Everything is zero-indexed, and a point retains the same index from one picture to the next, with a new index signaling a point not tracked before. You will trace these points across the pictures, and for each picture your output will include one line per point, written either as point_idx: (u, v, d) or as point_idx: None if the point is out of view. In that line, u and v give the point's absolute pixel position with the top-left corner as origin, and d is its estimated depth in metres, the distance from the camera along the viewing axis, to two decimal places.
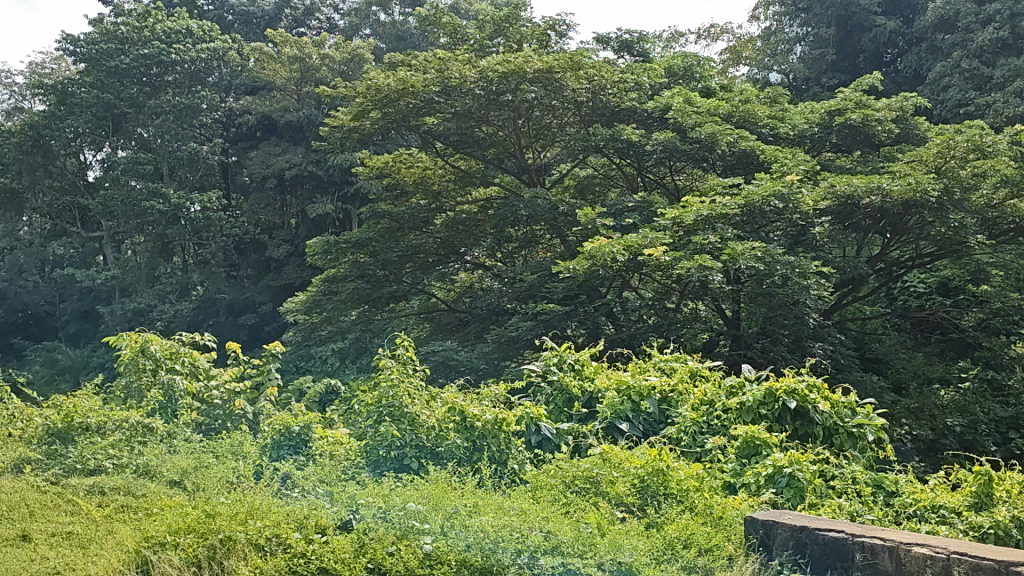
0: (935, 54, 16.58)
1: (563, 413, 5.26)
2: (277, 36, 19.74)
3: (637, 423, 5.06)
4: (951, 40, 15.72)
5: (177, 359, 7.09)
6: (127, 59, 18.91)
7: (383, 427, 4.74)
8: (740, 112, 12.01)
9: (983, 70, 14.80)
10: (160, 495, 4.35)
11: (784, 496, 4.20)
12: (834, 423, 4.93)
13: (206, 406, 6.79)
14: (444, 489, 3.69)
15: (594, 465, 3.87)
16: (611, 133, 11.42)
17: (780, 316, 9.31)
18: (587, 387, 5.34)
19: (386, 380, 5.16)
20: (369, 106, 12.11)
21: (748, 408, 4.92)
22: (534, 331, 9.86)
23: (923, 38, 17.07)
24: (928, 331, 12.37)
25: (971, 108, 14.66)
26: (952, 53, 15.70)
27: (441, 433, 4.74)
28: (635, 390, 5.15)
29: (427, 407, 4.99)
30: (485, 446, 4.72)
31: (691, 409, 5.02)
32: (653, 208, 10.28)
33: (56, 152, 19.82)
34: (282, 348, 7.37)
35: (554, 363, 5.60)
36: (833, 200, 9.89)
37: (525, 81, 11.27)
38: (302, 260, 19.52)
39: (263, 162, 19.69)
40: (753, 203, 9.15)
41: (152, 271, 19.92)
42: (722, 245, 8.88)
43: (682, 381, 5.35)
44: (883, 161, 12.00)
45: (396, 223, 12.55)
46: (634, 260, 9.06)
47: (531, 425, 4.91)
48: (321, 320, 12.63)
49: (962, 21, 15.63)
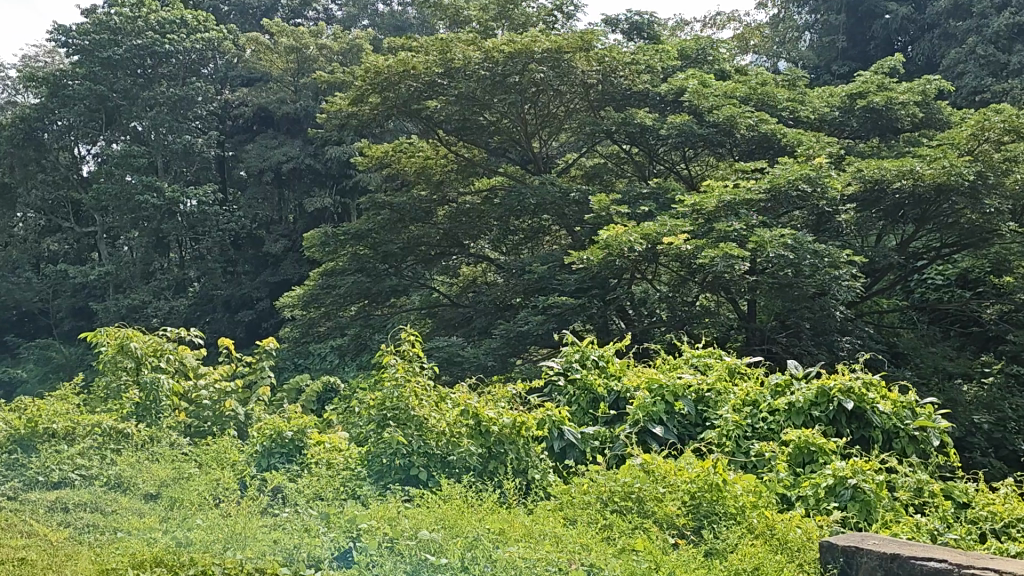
0: (948, 41, 16.02)
1: (588, 416, 4.71)
2: (273, 27, 19.35)
3: (672, 426, 4.49)
4: (966, 26, 15.18)
5: (161, 356, 6.55)
6: (121, 50, 18.28)
7: (387, 432, 4.18)
8: (758, 95, 11.47)
9: (999, 55, 14.23)
10: (132, 514, 3.79)
11: (849, 512, 3.66)
12: (895, 425, 4.37)
13: (194, 407, 6.27)
14: (462, 510, 3.14)
15: (636, 479, 3.30)
16: (622, 117, 10.86)
17: (804, 310, 8.73)
18: (614, 386, 4.77)
19: (391, 379, 4.58)
20: (368, 90, 11.51)
21: (798, 410, 4.36)
22: (546, 325, 9.29)
23: (936, 24, 16.52)
24: (949, 324, 11.80)
25: (988, 95, 14.02)
26: (967, 39, 15.14)
27: (453, 440, 4.19)
28: (668, 389, 4.58)
29: (436, 409, 4.43)
30: (503, 453, 4.18)
31: (733, 411, 4.45)
32: (669, 194, 9.72)
33: (49, 146, 19.31)
34: (276, 344, 6.79)
35: (576, 359, 5.01)
36: (860, 184, 9.41)
37: (533, 61, 10.71)
38: (300, 255, 18.91)
39: (260, 155, 19.19)
40: (778, 187, 8.58)
41: (148, 267, 19.31)
42: (747, 233, 8.32)
43: (721, 378, 4.78)
44: (906, 146, 11.46)
45: (397, 215, 11.94)
46: (652, 250, 8.48)
47: (553, 431, 4.35)
48: (319, 316, 11.98)
49: (978, 6, 15.09)
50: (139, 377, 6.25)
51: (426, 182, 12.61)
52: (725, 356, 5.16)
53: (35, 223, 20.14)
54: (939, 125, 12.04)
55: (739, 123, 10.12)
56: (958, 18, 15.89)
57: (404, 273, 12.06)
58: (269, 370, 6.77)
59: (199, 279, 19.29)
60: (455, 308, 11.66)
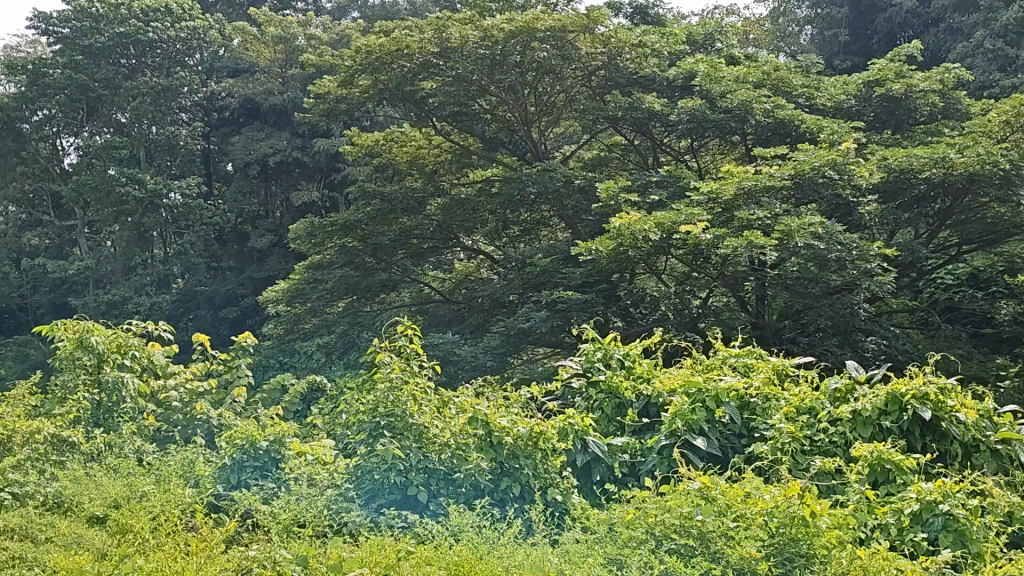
0: (954, 35, 15.47)
1: (614, 424, 4.06)
2: (260, 16, 18.65)
3: (714, 438, 3.83)
4: (973, 20, 14.55)
5: (125, 354, 5.84)
6: (102, 38, 17.60)
7: (381, 445, 3.49)
8: (772, 80, 10.76)
9: (1008, 49, 13.63)
10: (67, 548, 3.14)
11: (942, 547, 3.03)
12: (975, 438, 3.73)
13: (163, 410, 5.60)
14: (475, 562, 2.50)
15: (698, 509, 2.65)
16: (629, 102, 10.19)
17: (827, 306, 8.05)
18: (642, 390, 4.13)
19: (386, 380, 3.88)
20: (358, 71, 10.75)
21: (865, 420, 3.70)
22: (550, 322, 8.58)
23: (941, 19, 15.98)
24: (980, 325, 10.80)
25: (996, 90, 13.47)
26: (975, 32, 14.53)
27: (459, 454, 3.54)
28: (710, 394, 3.92)
29: (439, 416, 3.77)
30: (516, 471, 3.53)
31: (787, 420, 3.80)
32: (682, 183, 9.06)
33: (28, 137, 18.34)
34: (255, 340, 6.05)
35: (597, 359, 4.33)
36: (885, 174, 8.79)
37: (535, 39, 10.09)
38: (287, 251, 18.15)
39: (246, 148, 18.49)
40: (802, 174, 7.94)
41: (129, 261, 18.58)
42: (771, 222, 7.68)
43: (769, 380, 4.11)
44: (926, 137, 10.84)
45: (389, 205, 11.23)
46: (668, 241, 7.82)
47: (578, 443, 3.70)
48: (305, 312, 11.31)
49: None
50: (100, 376, 5.55)
51: (419, 172, 11.89)
52: (766, 357, 4.50)
53: (15, 217, 19.39)
54: (959, 117, 11.43)
55: (755, 107, 9.45)
56: (965, 12, 15.36)
57: (394, 268, 11.47)
58: (247, 368, 6.06)
59: (183, 275, 18.54)
60: (448, 305, 10.94)
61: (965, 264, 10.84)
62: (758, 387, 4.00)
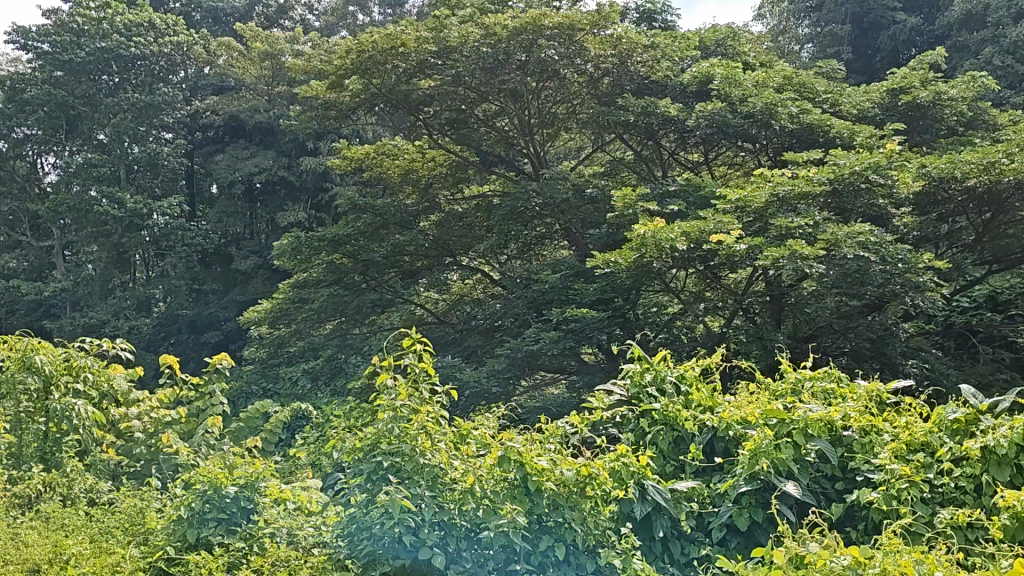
0: (960, 53, 14.80)
1: (672, 465, 3.29)
2: (246, 31, 17.90)
3: (806, 482, 3.03)
4: (980, 37, 13.81)
5: (77, 376, 4.94)
6: (82, 53, 16.56)
7: (384, 494, 2.65)
8: (793, 84, 10.03)
9: (1019, 65, 12.88)
10: None
11: None
12: None
13: (123, 443, 4.89)
14: None
15: None
16: (643, 106, 9.39)
17: (868, 327, 7.26)
18: (707, 420, 3.32)
19: (387, 409, 3.02)
20: (348, 72, 9.94)
21: (1005, 461, 2.85)
22: (562, 343, 7.76)
23: (948, 37, 15.30)
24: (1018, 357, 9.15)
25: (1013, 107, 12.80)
26: (982, 50, 13.84)
27: (487, 505, 2.73)
28: (797, 427, 3.11)
29: (460, 458, 2.94)
30: (559, 527, 2.74)
31: (897, 461, 2.99)
32: (701, 193, 8.28)
33: (6, 155, 17.62)
34: (231, 362, 4.98)
35: (648, 381, 3.46)
36: (925, 182, 8.00)
37: (542, 36, 9.33)
38: (272, 272, 17.30)
39: (230, 166, 17.59)
40: (844, 178, 7.11)
41: (107, 283, 17.31)
42: (813, 231, 6.88)
43: (866, 408, 3.30)
44: (956, 148, 10.07)
45: (380, 219, 10.42)
46: (696, 252, 7.03)
47: (636, 489, 2.89)
48: (289, 334, 10.66)
49: (993, 16, 13.79)
50: (46, 403, 4.67)
51: (412, 187, 11.03)
52: (848, 380, 3.69)
53: None
54: (986, 128, 10.66)
55: (780, 111, 8.67)
56: (972, 29, 14.64)
57: (386, 288, 10.62)
58: (223, 396, 5.03)
59: (165, 298, 17.57)
60: (445, 328, 10.11)
61: (983, 285, 9.30)
62: (854, 418, 3.19)
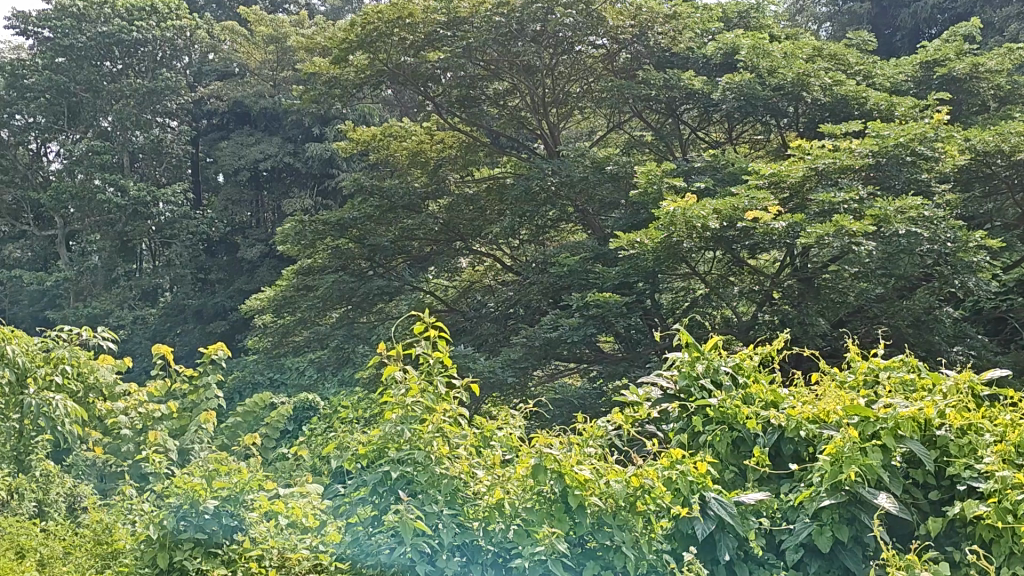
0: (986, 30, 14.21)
1: (731, 471, 2.80)
2: (250, 15, 17.36)
3: (896, 492, 2.53)
4: (1007, 12, 13.22)
5: (55, 368, 4.41)
6: (83, 38, 16.04)
7: (395, 515, 2.19)
8: (822, 54, 9.48)
9: None
10: None
11: None
12: None
13: (110, 440, 4.37)
14: None
15: None
16: (665, 79, 8.87)
17: (911, 309, 6.75)
18: (772, 418, 2.81)
19: (399, 411, 2.53)
20: (354, 46, 9.40)
21: None
22: (583, 330, 7.25)
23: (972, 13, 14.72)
24: None
25: None
26: (1009, 25, 13.25)
27: (519, 527, 2.29)
28: (882, 427, 2.60)
29: (483, 470, 2.46)
30: (607, 551, 2.30)
31: (1004, 467, 2.49)
32: (729, 169, 7.79)
33: (7, 143, 16.85)
34: (228, 352, 4.39)
35: (700, 372, 2.93)
36: (971, 157, 7.46)
37: (558, 7, 8.76)
38: (278, 261, 16.87)
39: (235, 154, 17.12)
40: (888, 151, 6.61)
41: (110, 273, 17.03)
42: (857, 207, 6.37)
43: (960, 402, 2.79)
44: (995, 123, 9.51)
45: (386, 202, 9.92)
46: (728, 230, 6.52)
47: (698, 505, 2.39)
48: (295, 322, 10.19)
49: None
50: (21, 397, 4.11)
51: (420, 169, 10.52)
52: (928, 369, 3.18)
53: None
54: None
55: (812, 83, 8.19)
56: (997, 5, 14.06)
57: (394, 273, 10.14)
58: (218, 390, 4.46)
59: (171, 288, 17.13)
60: (456, 316, 9.63)
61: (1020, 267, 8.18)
62: (950, 416, 2.68)
